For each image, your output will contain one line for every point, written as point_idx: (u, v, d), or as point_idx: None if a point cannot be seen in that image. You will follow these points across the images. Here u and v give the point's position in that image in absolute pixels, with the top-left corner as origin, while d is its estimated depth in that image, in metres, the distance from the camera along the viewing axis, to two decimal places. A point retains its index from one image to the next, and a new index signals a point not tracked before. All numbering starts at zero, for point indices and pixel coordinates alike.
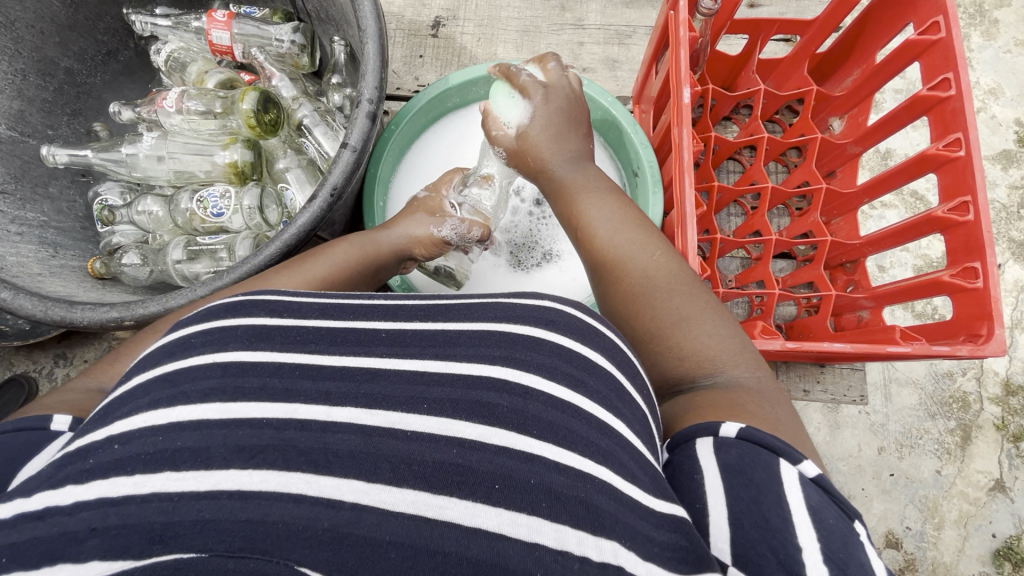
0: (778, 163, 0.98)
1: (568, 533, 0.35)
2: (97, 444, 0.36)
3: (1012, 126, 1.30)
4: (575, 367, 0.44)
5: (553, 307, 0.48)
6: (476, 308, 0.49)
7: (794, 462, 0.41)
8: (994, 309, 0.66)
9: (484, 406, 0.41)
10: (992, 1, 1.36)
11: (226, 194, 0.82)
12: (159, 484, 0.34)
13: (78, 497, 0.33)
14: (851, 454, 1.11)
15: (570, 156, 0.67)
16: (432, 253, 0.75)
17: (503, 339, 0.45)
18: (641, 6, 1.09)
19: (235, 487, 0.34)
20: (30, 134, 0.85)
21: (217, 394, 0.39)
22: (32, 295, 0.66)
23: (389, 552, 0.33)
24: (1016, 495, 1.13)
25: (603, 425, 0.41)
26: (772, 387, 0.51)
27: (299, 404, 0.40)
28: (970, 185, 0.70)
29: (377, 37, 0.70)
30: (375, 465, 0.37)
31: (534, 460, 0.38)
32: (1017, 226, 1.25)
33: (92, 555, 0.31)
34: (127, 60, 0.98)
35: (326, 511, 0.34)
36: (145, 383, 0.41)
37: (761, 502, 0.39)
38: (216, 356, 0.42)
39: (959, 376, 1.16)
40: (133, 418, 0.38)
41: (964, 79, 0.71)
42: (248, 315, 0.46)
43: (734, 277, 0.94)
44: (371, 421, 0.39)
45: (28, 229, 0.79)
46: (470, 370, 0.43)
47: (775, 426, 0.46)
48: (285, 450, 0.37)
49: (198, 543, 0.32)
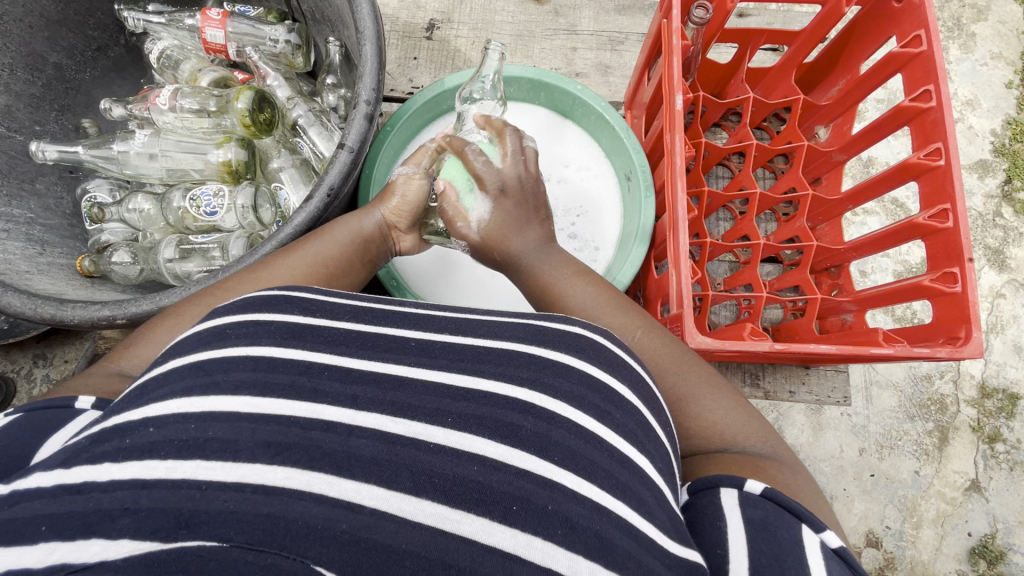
0: (766, 169, 1.00)
1: (581, 564, 0.36)
2: (133, 424, 0.37)
3: (988, 136, 1.34)
4: (602, 398, 0.46)
5: (583, 335, 0.50)
6: (507, 328, 0.51)
7: (817, 531, 0.45)
8: (973, 311, 0.68)
9: (507, 426, 0.42)
10: (969, 16, 1.41)
11: (219, 193, 0.81)
12: (189, 471, 0.35)
13: (113, 475, 0.34)
14: (833, 455, 1.13)
15: (537, 244, 0.66)
16: (405, 211, 0.71)
17: (533, 361, 0.47)
18: (634, 13, 1.11)
19: (259, 482, 0.35)
20: (16, 129, 0.84)
21: (249, 388, 0.41)
22: (20, 293, 0.65)
23: (405, 560, 0.34)
24: (990, 494, 1.17)
25: (624, 459, 0.43)
26: (786, 452, 0.55)
27: (324, 405, 0.41)
28: (949, 193, 0.73)
29: (375, 39, 0.70)
30: (396, 473, 0.38)
31: (554, 487, 0.39)
32: (993, 234, 1.29)
33: (124, 533, 0.31)
34: (117, 56, 0.97)
35: (345, 513, 0.35)
36: (180, 368, 0.42)
37: (784, 560, 0.42)
38: (249, 350, 0.43)
39: (937, 378, 1.19)
40: (168, 403, 0.39)
41: (944, 91, 0.74)
42: (283, 312, 0.47)
43: (723, 279, 0.96)
44: (394, 428, 0.41)
45: (15, 226, 0.78)
46: (497, 389, 0.45)
47: (798, 494, 0.50)
48: (310, 450, 0.38)
49: (219, 532, 0.32)
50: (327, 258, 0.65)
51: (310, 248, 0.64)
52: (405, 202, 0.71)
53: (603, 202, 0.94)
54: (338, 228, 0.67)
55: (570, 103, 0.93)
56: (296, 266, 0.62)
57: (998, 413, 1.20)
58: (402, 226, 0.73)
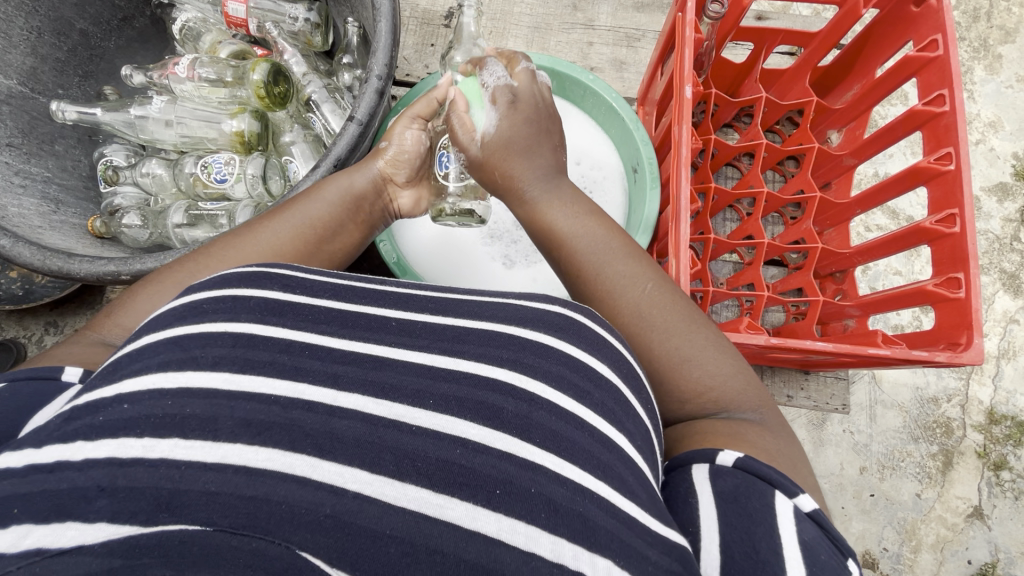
0: (775, 172, 1.00)
1: (565, 547, 0.36)
2: (105, 400, 0.38)
3: (1010, 160, 1.32)
4: (582, 377, 0.46)
5: (562, 314, 0.50)
6: (487, 309, 0.51)
7: (790, 496, 0.44)
8: (974, 318, 0.67)
9: (487, 408, 0.43)
10: (997, 37, 1.39)
11: (230, 161, 0.82)
12: (167, 451, 0.35)
13: (88, 454, 0.34)
14: (834, 473, 1.12)
15: (543, 174, 0.64)
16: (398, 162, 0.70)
17: (513, 342, 0.48)
18: (652, 10, 1.11)
19: (241, 463, 0.36)
20: (40, 91, 0.86)
21: (228, 363, 0.42)
22: (31, 244, 0.67)
23: (389, 546, 0.34)
24: (993, 523, 1.15)
25: (605, 439, 0.43)
26: (772, 417, 0.54)
27: (307, 385, 0.42)
28: (958, 199, 0.72)
29: (390, 16, 0.71)
30: (378, 456, 0.38)
31: (536, 470, 0.39)
32: (1009, 258, 1.27)
33: (101, 516, 0.31)
34: (142, 28, 0.99)
35: (330, 498, 0.35)
36: (156, 342, 0.43)
37: (754, 533, 0.41)
38: (228, 326, 0.44)
39: (944, 402, 1.17)
40: (143, 378, 0.39)
41: (958, 96, 0.73)
42: (261, 287, 0.48)
43: (726, 279, 0.95)
44: (378, 411, 0.41)
45: (31, 183, 0.80)
46: (477, 370, 0.45)
47: (776, 457, 0.48)
48: (293, 432, 0.38)
49: (203, 516, 0.32)
50: (314, 220, 0.64)
51: (300, 212, 0.64)
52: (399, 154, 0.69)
53: (611, 194, 0.94)
54: (329, 188, 0.66)
55: (581, 93, 0.93)
56: (284, 232, 0.62)
57: (1006, 440, 1.18)
58: (399, 180, 0.71)
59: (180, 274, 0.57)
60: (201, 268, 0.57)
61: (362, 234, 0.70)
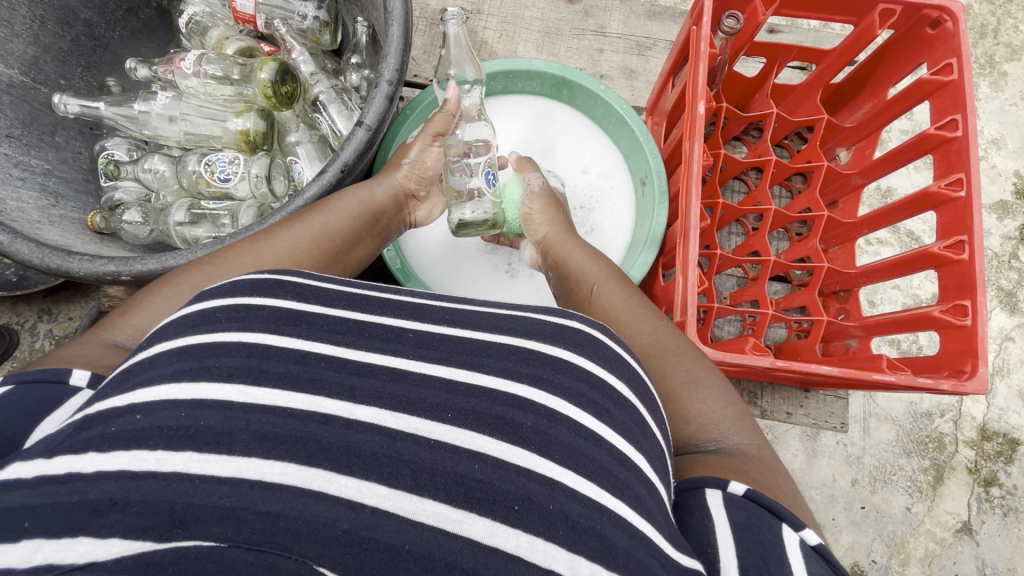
0: (782, 187, 1.00)
1: (583, 565, 0.36)
2: (118, 411, 0.37)
3: (1011, 177, 1.33)
4: (601, 395, 0.45)
5: (582, 329, 0.50)
6: (507, 321, 0.51)
7: (795, 529, 0.43)
8: (980, 346, 0.67)
9: (507, 424, 0.42)
10: (1003, 54, 1.39)
11: (234, 160, 0.82)
12: (181, 463, 0.35)
13: (100, 465, 0.33)
14: (825, 484, 1.12)
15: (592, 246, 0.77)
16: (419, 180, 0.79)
17: (532, 356, 0.47)
18: (663, 19, 1.10)
19: (256, 477, 0.35)
20: (42, 82, 0.85)
21: (242, 375, 0.41)
22: (30, 241, 0.66)
23: (407, 562, 0.34)
24: (981, 538, 1.15)
25: (623, 456, 0.42)
26: (769, 453, 0.52)
27: (323, 398, 0.41)
28: (967, 226, 0.71)
29: (403, 20, 0.70)
30: (396, 470, 0.38)
31: (555, 486, 0.39)
32: (1007, 276, 1.27)
33: (115, 531, 0.30)
34: (147, 19, 0.98)
35: (346, 512, 0.35)
36: (169, 351, 0.42)
37: (768, 560, 0.41)
38: (242, 336, 0.43)
39: (937, 416, 1.18)
40: (156, 388, 0.39)
41: (971, 122, 0.73)
42: (273, 295, 0.48)
43: (729, 294, 0.95)
44: (395, 424, 0.41)
45: (30, 175, 0.78)
46: (497, 385, 0.45)
47: (780, 494, 0.47)
48: (308, 444, 0.38)
49: (216, 531, 0.31)
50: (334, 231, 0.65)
51: (319, 219, 0.65)
52: (418, 170, 0.79)
53: (618, 206, 0.94)
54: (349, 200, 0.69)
55: (592, 103, 0.92)
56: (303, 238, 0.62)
57: (997, 457, 1.18)
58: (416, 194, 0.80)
59: (197, 277, 0.56)
60: (219, 272, 0.57)
61: (375, 245, 0.74)
